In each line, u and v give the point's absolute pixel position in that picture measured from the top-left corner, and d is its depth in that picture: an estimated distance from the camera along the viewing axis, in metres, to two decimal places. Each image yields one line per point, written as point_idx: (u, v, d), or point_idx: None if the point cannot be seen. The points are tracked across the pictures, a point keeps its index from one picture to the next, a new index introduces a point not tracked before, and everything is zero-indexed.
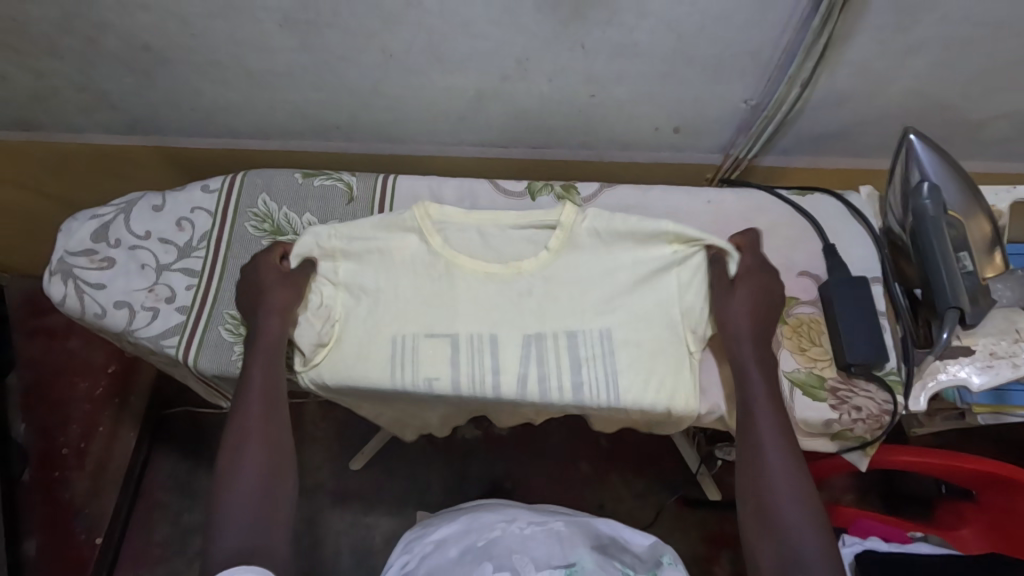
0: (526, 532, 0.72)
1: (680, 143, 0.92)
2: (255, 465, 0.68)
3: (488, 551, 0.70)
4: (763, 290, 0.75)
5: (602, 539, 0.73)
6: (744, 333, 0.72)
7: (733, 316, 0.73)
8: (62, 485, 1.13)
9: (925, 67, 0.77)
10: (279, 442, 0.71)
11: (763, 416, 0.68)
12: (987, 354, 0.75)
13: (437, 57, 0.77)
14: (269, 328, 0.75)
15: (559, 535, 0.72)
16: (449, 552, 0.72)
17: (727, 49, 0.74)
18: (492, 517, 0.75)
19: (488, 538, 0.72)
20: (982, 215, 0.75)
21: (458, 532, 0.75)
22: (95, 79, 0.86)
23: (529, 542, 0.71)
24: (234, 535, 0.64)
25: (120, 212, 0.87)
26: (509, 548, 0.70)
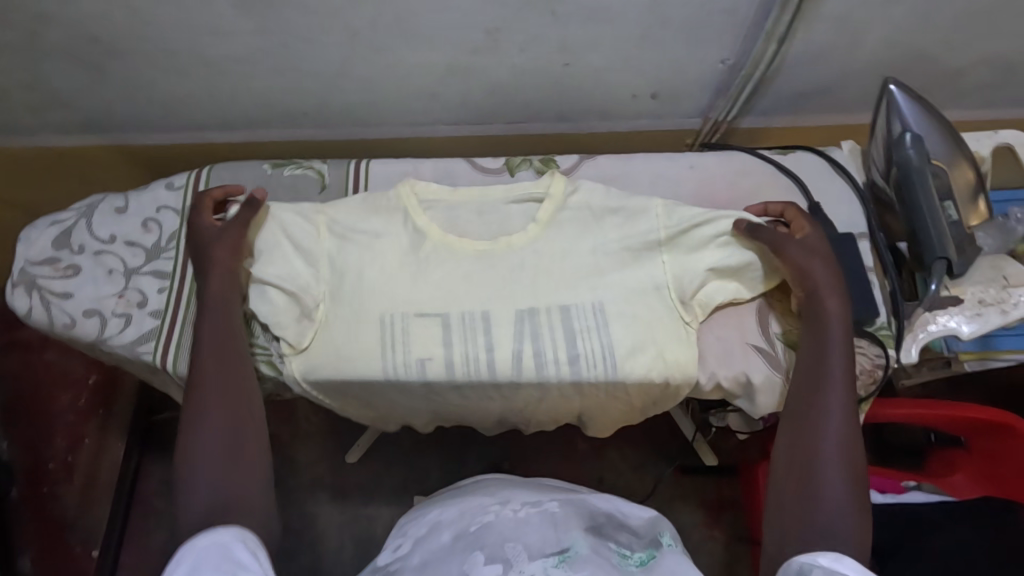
0: (520, 516, 0.67)
1: (659, 110, 0.90)
2: (214, 429, 0.66)
3: (481, 538, 0.65)
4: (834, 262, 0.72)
5: (598, 518, 0.70)
6: (838, 306, 0.69)
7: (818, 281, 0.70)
8: (52, 501, 1.13)
9: (904, 15, 0.75)
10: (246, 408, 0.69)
11: (835, 373, 0.66)
12: (976, 303, 0.75)
13: (404, 32, 0.74)
14: (213, 295, 0.73)
15: (552, 518, 0.66)
16: (443, 536, 0.68)
17: (702, 7, 0.72)
18: (486, 500, 0.72)
19: (481, 523, 0.67)
20: (965, 163, 0.74)
21: (453, 515, 0.71)
22: (42, 76, 0.81)
23: (522, 528, 0.65)
24: (199, 501, 0.62)
25: (81, 217, 0.83)
26: (502, 536, 0.64)
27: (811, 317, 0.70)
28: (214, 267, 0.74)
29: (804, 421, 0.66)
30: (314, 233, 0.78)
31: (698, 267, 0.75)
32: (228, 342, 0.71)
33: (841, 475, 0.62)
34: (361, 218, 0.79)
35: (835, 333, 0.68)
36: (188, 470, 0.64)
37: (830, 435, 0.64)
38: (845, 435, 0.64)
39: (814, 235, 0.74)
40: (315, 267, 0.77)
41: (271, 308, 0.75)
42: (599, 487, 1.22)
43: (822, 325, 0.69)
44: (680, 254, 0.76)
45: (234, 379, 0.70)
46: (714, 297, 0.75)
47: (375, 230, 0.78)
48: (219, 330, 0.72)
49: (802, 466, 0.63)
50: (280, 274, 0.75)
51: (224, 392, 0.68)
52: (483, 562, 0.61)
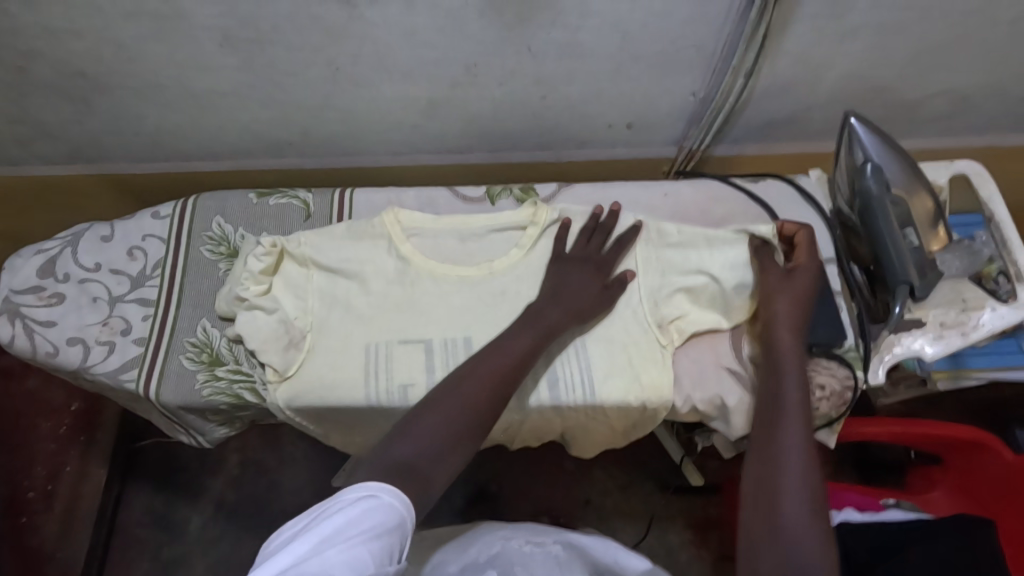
0: (525, 551, 0.72)
1: (635, 139, 0.93)
2: (440, 418, 0.64)
3: (492, 564, 0.70)
4: (810, 298, 0.74)
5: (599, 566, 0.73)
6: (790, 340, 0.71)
7: (776, 311, 0.73)
8: (30, 530, 1.11)
9: (861, 51, 0.79)
10: (483, 423, 0.65)
11: (794, 406, 0.67)
12: (938, 325, 0.77)
13: (385, 67, 0.76)
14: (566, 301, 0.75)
15: (557, 559, 0.71)
16: (449, 568, 0.70)
17: (671, 44, 0.76)
18: (488, 533, 0.75)
19: (489, 553, 0.72)
20: (924, 191, 0.77)
21: (456, 547, 0.73)
22: (30, 110, 0.82)
23: (532, 564, 0.70)
24: (411, 448, 0.60)
25: (67, 245, 0.84)
26: (511, 560, 0.71)
27: (771, 354, 0.71)
28: (569, 293, 0.76)
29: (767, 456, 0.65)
30: (307, 264, 0.80)
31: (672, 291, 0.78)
32: (504, 362, 0.69)
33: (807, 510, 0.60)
34: (348, 248, 0.81)
35: (790, 368, 0.69)
36: (419, 421, 0.63)
37: (792, 469, 0.63)
38: (806, 469, 0.63)
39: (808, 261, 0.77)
40: (304, 298, 0.79)
41: (263, 336, 0.76)
42: (586, 508, 1.22)
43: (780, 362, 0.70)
44: (654, 277, 0.79)
45: (496, 395, 0.67)
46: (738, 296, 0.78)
47: (360, 260, 0.80)
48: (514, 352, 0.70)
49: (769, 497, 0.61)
50: (266, 306, 0.77)
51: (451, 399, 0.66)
52: None
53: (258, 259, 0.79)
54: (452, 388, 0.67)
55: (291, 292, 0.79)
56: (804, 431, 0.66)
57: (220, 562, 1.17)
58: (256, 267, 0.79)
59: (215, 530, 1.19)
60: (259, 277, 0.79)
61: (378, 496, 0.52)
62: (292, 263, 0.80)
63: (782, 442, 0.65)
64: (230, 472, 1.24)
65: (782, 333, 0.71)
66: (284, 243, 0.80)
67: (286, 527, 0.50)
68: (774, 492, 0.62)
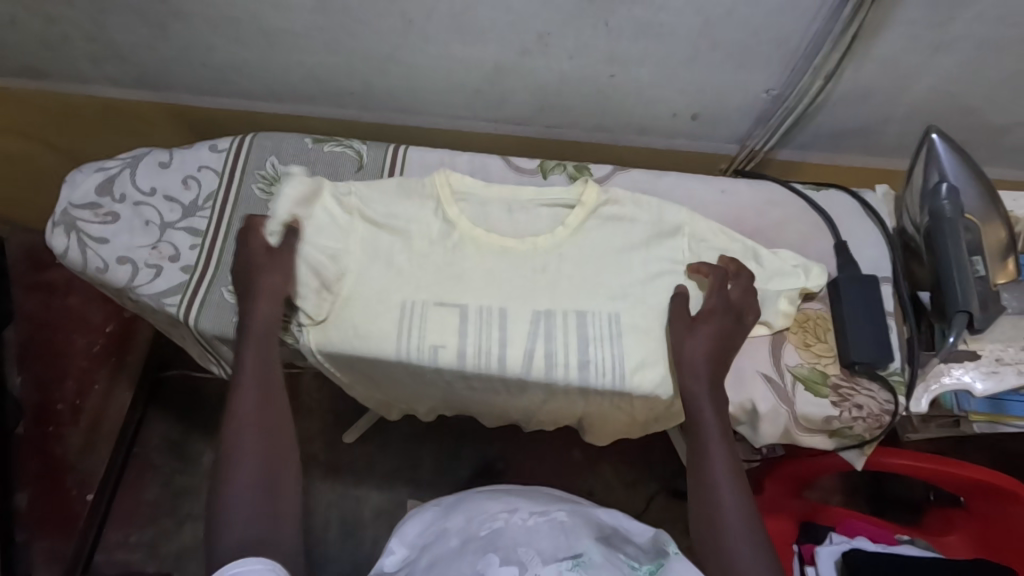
0: (529, 523, 0.69)
1: (698, 131, 0.91)
2: (248, 475, 0.66)
3: (493, 543, 0.66)
4: (727, 337, 0.72)
5: (605, 530, 0.70)
6: (702, 387, 0.70)
7: (688, 359, 0.71)
8: (57, 440, 1.14)
9: (954, 65, 0.75)
10: (280, 451, 0.69)
11: (716, 448, 0.68)
12: (993, 360, 0.75)
13: (458, 26, 0.75)
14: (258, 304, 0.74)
15: (561, 526, 0.68)
16: (450, 541, 0.69)
17: (754, 35, 0.73)
18: (493, 507, 0.73)
19: (491, 528, 0.69)
20: (999, 220, 0.74)
21: (460, 523, 0.72)
22: (106, 28, 0.84)
23: (533, 534, 0.67)
24: (240, 512, 0.64)
25: (127, 167, 0.86)
26: (514, 541, 0.66)
27: (687, 402, 0.70)
28: (263, 287, 0.74)
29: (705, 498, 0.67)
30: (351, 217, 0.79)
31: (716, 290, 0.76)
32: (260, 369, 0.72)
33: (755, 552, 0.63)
34: (389, 204, 0.81)
35: (707, 410, 0.69)
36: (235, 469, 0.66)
37: (731, 508, 0.65)
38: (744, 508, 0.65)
39: (721, 300, 0.73)
40: (344, 248, 0.78)
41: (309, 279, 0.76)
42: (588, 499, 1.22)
43: (696, 408, 0.70)
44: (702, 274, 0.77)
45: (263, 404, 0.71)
46: (777, 301, 0.76)
47: (406, 218, 0.80)
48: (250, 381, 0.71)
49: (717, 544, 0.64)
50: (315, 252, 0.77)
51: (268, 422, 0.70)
52: (499, 563, 0.62)
53: (287, 200, 0.78)
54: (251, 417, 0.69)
55: (331, 235, 0.78)
56: (732, 470, 0.67)
57: None
58: (298, 209, 0.78)
59: None
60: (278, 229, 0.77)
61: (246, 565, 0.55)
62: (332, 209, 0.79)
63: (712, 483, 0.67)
64: None
65: (689, 380, 0.71)
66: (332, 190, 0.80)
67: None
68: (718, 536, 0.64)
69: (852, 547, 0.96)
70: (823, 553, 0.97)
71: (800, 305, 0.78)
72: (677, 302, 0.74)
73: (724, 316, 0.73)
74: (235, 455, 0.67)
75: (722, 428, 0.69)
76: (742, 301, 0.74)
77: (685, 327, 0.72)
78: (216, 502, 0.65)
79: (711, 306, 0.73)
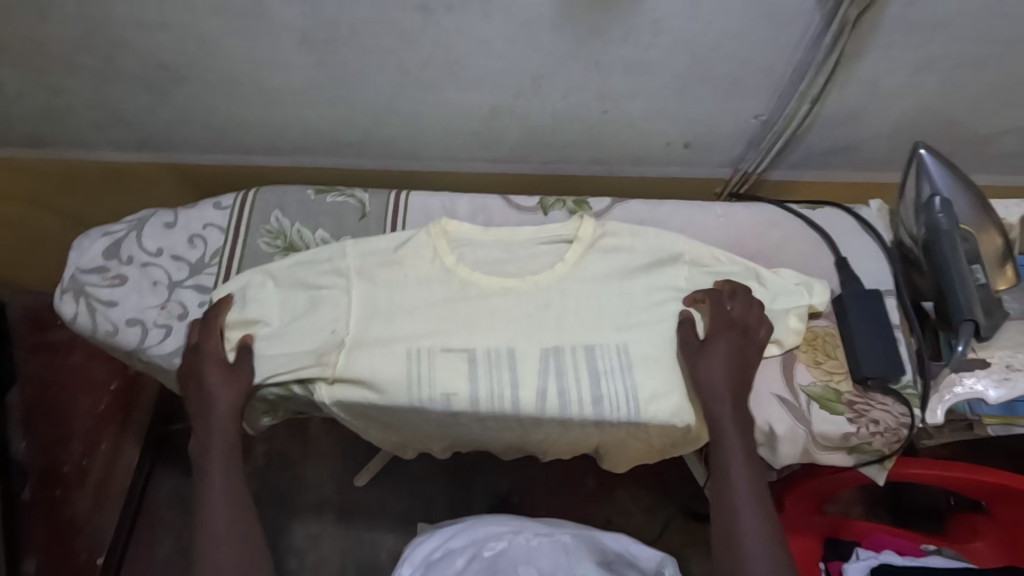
0: (533, 543, 0.77)
1: (691, 159, 0.93)
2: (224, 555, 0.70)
3: (495, 565, 0.75)
4: (739, 354, 0.73)
5: (609, 555, 0.77)
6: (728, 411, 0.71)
7: (711, 382, 0.71)
8: (65, 503, 1.13)
9: (936, 81, 0.78)
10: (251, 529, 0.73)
11: (739, 467, 0.69)
12: (1003, 367, 0.75)
13: (453, 74, 0.78)
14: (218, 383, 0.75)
15: (565, 548, 0.76)
16: (456, 562, 0.76)
17: (740, 66, 0.75)
18: (498, 527, 0.79)
19: (495, 550, 0.76)
20: (993, 228, 0.75)
21: (465, 543, 0.78)
22: (109, 97, 0.86)
23: (536, 553, 0.76)
24: None
25: (132, 229, 0.87)
26: (514, 561, 0.75)
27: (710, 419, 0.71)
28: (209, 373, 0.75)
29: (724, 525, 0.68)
30: (346, 280, 0.81)
31: None
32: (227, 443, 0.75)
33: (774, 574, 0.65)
34: (390, 258, 0.82)
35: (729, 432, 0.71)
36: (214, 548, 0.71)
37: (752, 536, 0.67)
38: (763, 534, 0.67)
39: (724, 320, 0.74)
40: (343, 311, 0.79)
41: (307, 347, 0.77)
42: (606, 528, 1.21)
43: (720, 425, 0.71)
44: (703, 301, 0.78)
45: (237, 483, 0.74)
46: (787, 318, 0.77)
47: (403, 271, 0.81)
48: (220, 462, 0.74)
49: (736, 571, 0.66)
50: (320, 322, 0.78)
51: (238, 493, 0.74)
52: None
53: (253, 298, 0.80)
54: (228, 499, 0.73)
55: (311, 308, 0.79)
56: (751, 489, 0.69)
57: None
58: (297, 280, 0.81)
59: None
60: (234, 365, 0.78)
61: None
62: (325, 280, 0.81)
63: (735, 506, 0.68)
64: (256, 461, 1.26)
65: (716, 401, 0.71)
66: (331, 258, 0.82)
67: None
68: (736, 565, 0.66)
69: (882, 563, 0.94)
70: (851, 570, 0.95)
71: (809, 323, 0.79)
72: (686, 328, 0.75)
73: (730, 332, 0.74)
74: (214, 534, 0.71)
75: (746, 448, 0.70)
76: (744, 317, 0.75)
77: (696, 352, 0.73)
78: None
79: (717, 327, 0.74)
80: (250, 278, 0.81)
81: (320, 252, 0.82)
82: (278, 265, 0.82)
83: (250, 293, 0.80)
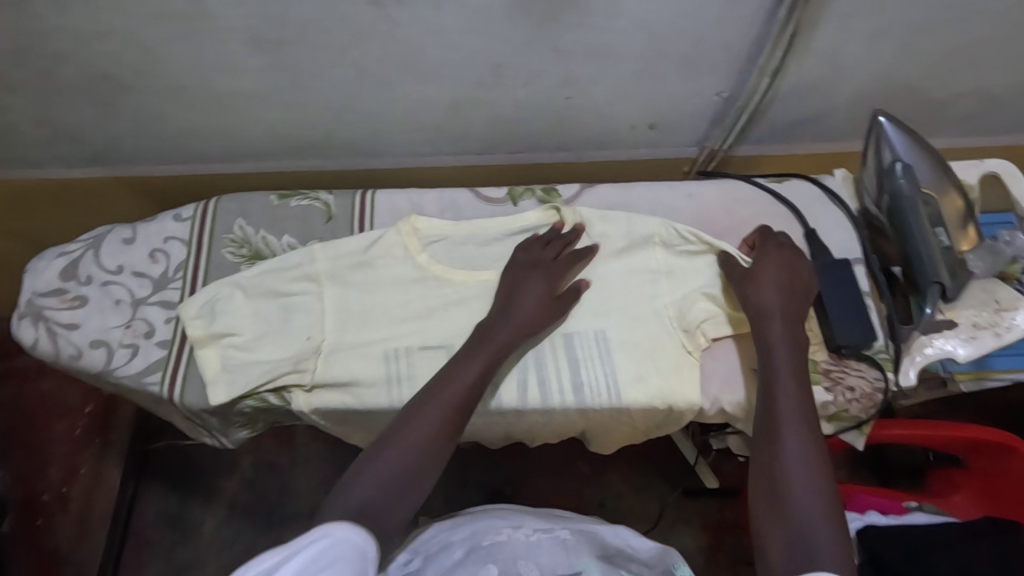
0: (532, 539, 0.70)
1: (657, 139, 0.92)
2: (405, 456, 0.64)
3: (494, 555, 0.68)
4: (790, 279, 0.74)
5: (608, 549, 0.71)
6: (781, 327, 0.71)
7: (760, 301, 0.73)
8: (46, 531, 1.14)
9: (892, 49, 0.78)
10: (444, 448, 0.67)
11: (785, 387, 0.68)
12: (971, 326, 0.76)
13: (409, 68, 0.76)
14: (527, 292, 0.76)
15: (564, 543, 0.70)
16: (453, 552, 0.70)
17: (699, 44, 0.75)
18: (499, 522, 0.74)
19: (493, 540, 0.70)
20: (953, 190, 0.76)
21: (465, 535, 0.72)
22: (53, 112, 0.82)
23: (535, 549, 0.68)
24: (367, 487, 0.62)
25: (89, 248, 0.84)
26: (513, 553, 0.68)
27: (760, 336, 0.72)
28: (523, 300, 0.75)
29: (767, 435, 0.67)
30: (319, 286, 0.79)
31: (691, 295, 0.78)
32: (495, 342, 0.73)
33: (813, 496, 0.62)
34: (362, 259, 0.81)
35: (780, 353, 0.70)
36: (392, 446, 0.65)
37: (791, 448, 0.65)
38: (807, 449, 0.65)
39: (774, 245, 0.77)
40: (318, 316, 0.78)
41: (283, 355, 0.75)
42: (601, 511, 1.22)
43: (767, 342, 0.71)
44: (675, 283, 0.78)
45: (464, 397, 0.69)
46: None
47: (376, 272, 0.80)
48: (479, 361, 0.71)
49: (773, 480, 0.64)
50: (295, 329, 0.77)
51: (465, 401, 0.69)
52: None
53: (223, 311, 0.78)
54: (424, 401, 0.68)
55: (284, 316, 0.78)
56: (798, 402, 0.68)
57: (232, 564, 1.18)
58: (269, 288, 0.79)
59: (230, 531, 1.20)
60: (208, 384, 0.75)
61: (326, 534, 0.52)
62: (297, 286, 0.79)
63: (778, 416, 0.67)
64: (243, 472, 1.24)
65: (771, 317, 0.72)
66: (301, 265, 0.80)
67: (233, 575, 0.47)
68: (774, 472, 0.65)
69: (867, 524, 0.96)
70: None
71: None
72: (729, 264, 0.77)
73: (778, 257, 0.76)
74: (401, 430, 0.66)
75: (796, 365, 0.70)
76: (794, 249, 0.77)
77: (744, 278, 0.75)
78: (362, 465, 0.64)
79: (766, 255, 0.76)
80: (217, 290, 0.79)
81: (287, 258, 0.80)
82: (245, 275, 0.80)
83: (218, 305, 0.78)
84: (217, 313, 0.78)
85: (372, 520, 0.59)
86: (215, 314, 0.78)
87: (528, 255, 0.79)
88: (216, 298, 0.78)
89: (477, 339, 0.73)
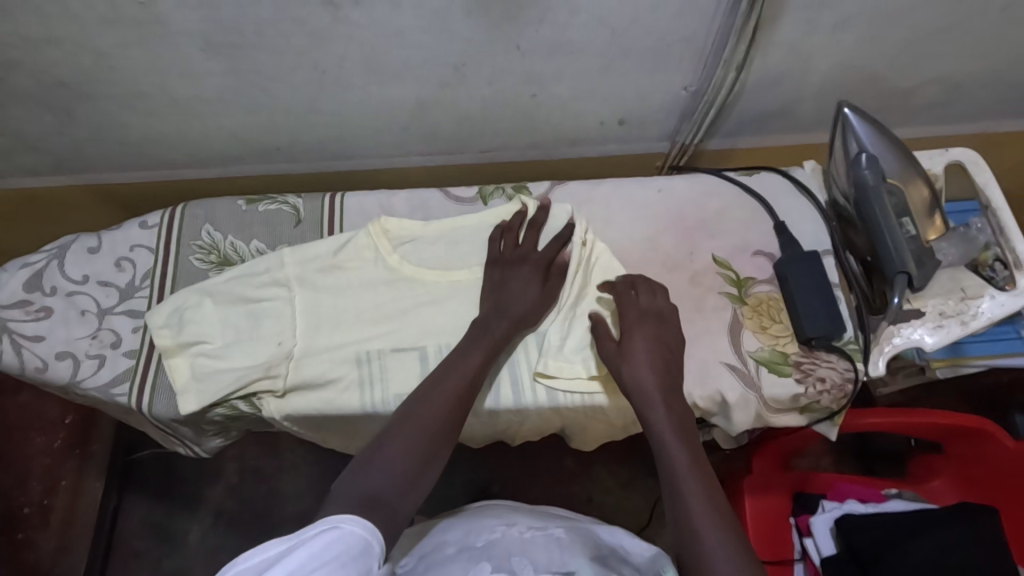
0: (526, 536, 0.68)
1: (627, 135, 0.92)
2: (409, 445, 0.63)
3: (488, 552, 0.65)
4: (657, 353, 0.71)
5: (602, 549, 0.67)
6: (665, 416, 0.68)
7: (637, 386, 0.69)
8: (27, 547, 1.05)
9: (853, 40, 0.78)
10: (452, 432, 0.66)
11: (690, 483, 0.64)
12: (937, 315, 0.76)
13: (370, 68, 0.75)
14: (517, 282, 0.76)
15: (558, 541, 0.66)
16: (447, 550, 0.68)
17: (661, 38, 0.75)
18: (493, 521, 0.71)
19: (487, 539, 0.67)
20: (919, 179, 0.76)
21: (459, 535, 0.71)
22: (9, 121, 0.81)
23: (529, 545, 0.65)
24: (375, 476, 0.60)
25: (53, 258, 0.82)
26: (508, 550, 0.65)
27: (648, 431, 0.68)
28: (516, 296, 0.75)
29: (691, 551, 0.61)
30: (289, 291, 0.78)
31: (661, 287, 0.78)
32: (497, 329, 0.73)
33: None
34: (332, 262, 0.80)
35: (672, 443, 0.67)
36: (397, 436, 0.64)
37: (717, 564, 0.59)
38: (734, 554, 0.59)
39: (635, 313, 0.74)
40: (287, 322, 0.77)
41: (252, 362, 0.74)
42: (587, 506, 1.22)
43: (659, 439, 0.67)
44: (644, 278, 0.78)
45: (465, 386, 0.69)
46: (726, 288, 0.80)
47: (345, 275, 0.80)
48: (478, 354, 0.71)
49: None
50: (264, 336, 0.76)
51: (466, 391, 0.69)
52: (490, 571, 0.61)
53: (190, 320, 0.77)
54: (425, 392, 0.68)
55: (253, 322, 0.77)
56: (706, 498, 0.63)
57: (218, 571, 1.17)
58: (238, 294, 0.78)
59: (214, 539, 1.19)
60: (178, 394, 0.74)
61: (333, 527, 0.52)
62: (265, 292, 0.78)
63: (694, 526, 0.62)
64: (224, 480, 1.23)
65: (649, 408, 0.68)
66: (270, 270, 0.79)
67: (243, 557, 0.49)
68: None
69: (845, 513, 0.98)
70: (818, 524, 0.99)
71: (752, 290, 0.80)
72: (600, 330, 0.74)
73: (646, 326, 0.73)
74: (403, 422, 0.65)
75: (692, 457, 0.66)
76: (652, 308, 0.75)
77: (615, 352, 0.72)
78: (368, 456, 0.62)
79: (636, 322, 0.73)
80: (186, 297, 0.78)
81: (257, 263, 0.79)
82: (214, 282, 0.79)
83: (186, 314, 0.77)
84: (184, 322, 0.76)
85: (385, 507, 0.57)
86: (181, 323, 0.76)
87: (513, 246, 0.79)
88: (183, 308, 0.77)
89: (478, 327, 0.73)
